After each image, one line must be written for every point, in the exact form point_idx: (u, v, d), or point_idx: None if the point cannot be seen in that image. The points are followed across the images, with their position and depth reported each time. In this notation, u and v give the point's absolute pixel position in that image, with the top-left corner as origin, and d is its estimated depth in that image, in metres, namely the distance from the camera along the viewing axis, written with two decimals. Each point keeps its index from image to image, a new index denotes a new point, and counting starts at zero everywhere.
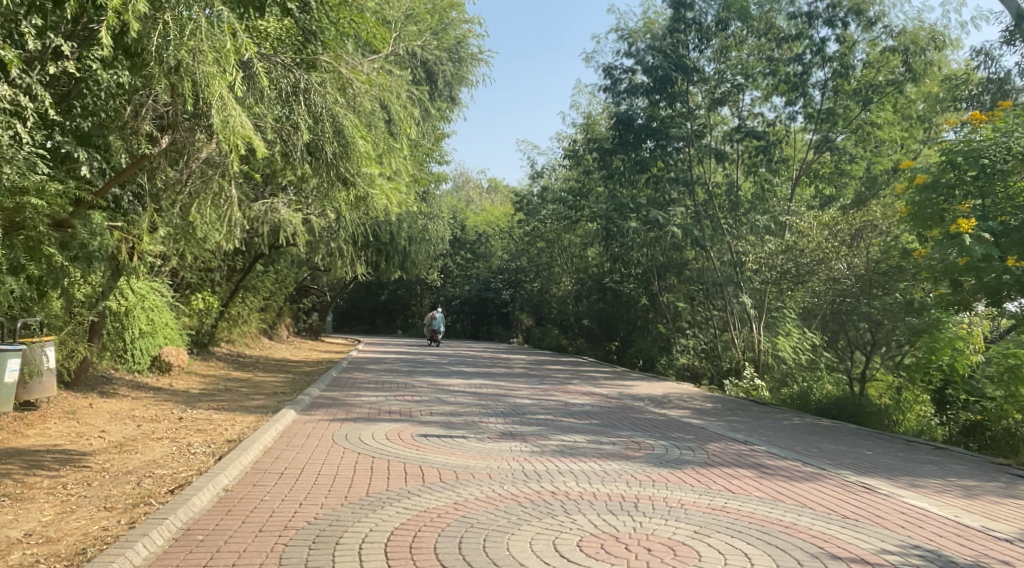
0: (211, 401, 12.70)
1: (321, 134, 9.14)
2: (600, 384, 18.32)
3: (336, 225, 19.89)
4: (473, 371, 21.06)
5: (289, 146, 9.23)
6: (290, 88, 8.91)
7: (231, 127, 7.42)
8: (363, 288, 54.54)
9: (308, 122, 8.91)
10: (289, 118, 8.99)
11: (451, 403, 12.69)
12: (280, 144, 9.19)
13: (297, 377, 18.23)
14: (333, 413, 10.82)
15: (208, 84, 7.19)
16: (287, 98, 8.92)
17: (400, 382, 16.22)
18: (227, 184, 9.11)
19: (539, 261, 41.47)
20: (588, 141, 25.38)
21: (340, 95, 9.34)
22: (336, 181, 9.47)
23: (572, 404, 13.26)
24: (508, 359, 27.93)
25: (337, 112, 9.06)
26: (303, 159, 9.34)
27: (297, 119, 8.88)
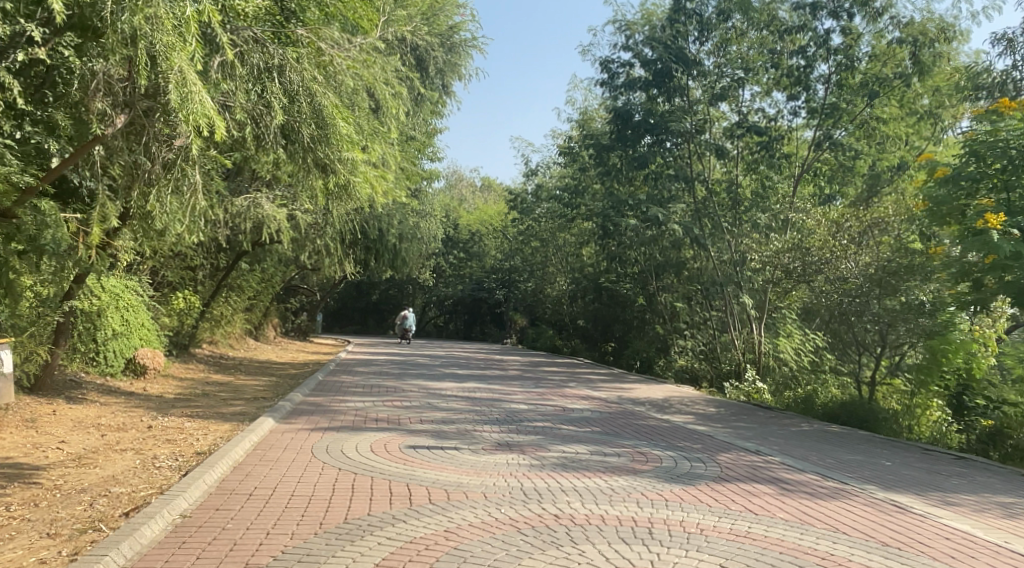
0: (186, 408, 11.96)
1: (297, 116, 8.43)
2: (597, 387, 17.66)
3: (322, 222, 19.16)
4: (465, 374, 20.37)
5: (260, 129, 8.49)
6: (263, 65, 8.29)
7: (190, 105, 6.85)
8: (354, 287, 53.82)
9: (282, 101, 8.26)
10: (261, 96, 8.34)
11: (441, 409, 11.98)
12: (251, 126, 8.48)
13: (282, 380, 17.50)
14: (315, 422, 10.10)
15: (166, 54, 6.72)
16: (259, 76, 8.31)
17: (389, 386, 15.51)
18: (192, 170, 8.19)
19: (533, 261, 40.80)
20: (583, 137, 24.79)
21: (319, 73, 8.67)
22: (313, 168, 8.67)
23: (570, 410, 12.58)
24: (501, 361, 27.26)
25: (314, 90, 8.33)
26: (277, 143, 8.57)
27: (269, 98, 8.24)
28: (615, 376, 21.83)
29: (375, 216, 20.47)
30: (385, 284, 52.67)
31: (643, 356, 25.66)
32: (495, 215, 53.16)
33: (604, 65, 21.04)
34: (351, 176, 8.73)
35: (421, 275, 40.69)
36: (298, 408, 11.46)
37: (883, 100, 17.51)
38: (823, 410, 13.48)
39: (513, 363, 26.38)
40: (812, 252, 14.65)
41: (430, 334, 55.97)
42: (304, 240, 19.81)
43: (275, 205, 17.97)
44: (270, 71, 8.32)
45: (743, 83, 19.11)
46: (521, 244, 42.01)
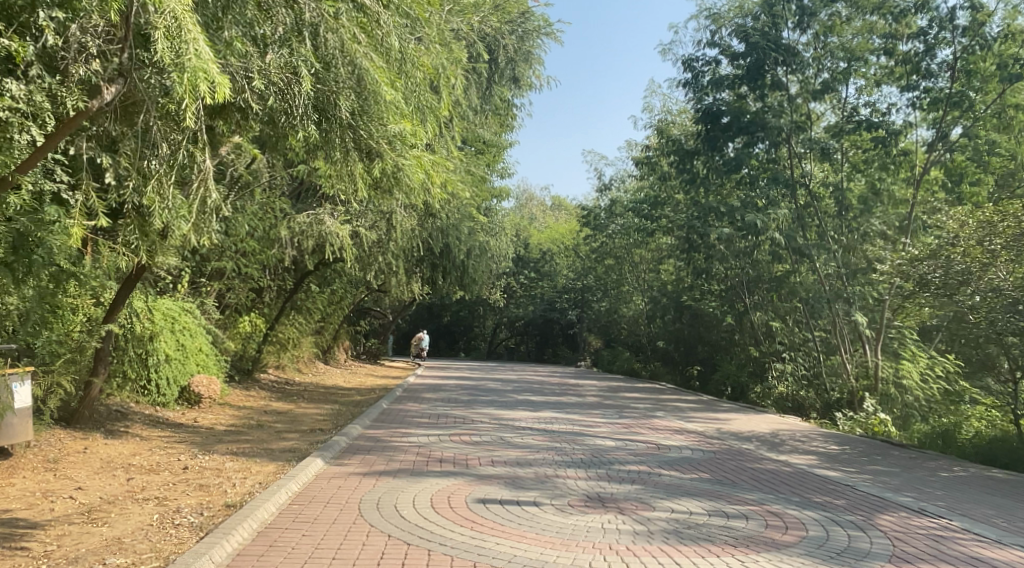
0: (234, 442, 10.69)
1: (334, 85, 7.71)
2: (690, 417, 15.79)
3: (387, 238, 17.97)
4: (542, 400, 18.77)
5: (288, 101, 7.72)
6: (291, 23, 7.60)
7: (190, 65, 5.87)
8: (425, 309, 52.93)
9: (313, 66, 7.48)
10: (289, 63, 7.59)
11: (518, 446, 10.40)
12: (275, 98, 7.71)
13: (346, 408, 16.28)
14: (372, 463, 8.66)
15: None
16: (288, 38, 7.62)
17: (459, 416, 14.05)
18: (199, 154, 7.56)
19: (608, 280, 39.06)
20: (665, 144, 23.17)
21: (362, 36, 7.90)
22: (351, 149, 7.92)
23: (667, 448, 10.84)
24: (578, 385, 25.54)
25: (354, 53, 7.63)
26: (309, 117, 7.74)
27: (298, 63, 7.43)
28: (707, 403, 19.86)
29: (447, 230, 19.29)
30: (456, 305, 51.60)
31: (735, 379, 23.55)
32: (566, 234, 51.62)
33: (687, 62, 19.39)
34: (399, 159, 7.95)
35: (493, 295, 39.40)
36: (353, 445, 10.03)
37: (1020, 85, 15.38)
38: (971, 449, 11.34)
39: (591, 388, 24.62)
40: (949, 261, 12.53)
41: (501, 356, 54.62)
42: (368, 260, 18.67)
43: (338, 221, 16.90)
44: (301, 30, 7.60)
45: (848, 75, 17.21)
46: (595, 263, 40.34)
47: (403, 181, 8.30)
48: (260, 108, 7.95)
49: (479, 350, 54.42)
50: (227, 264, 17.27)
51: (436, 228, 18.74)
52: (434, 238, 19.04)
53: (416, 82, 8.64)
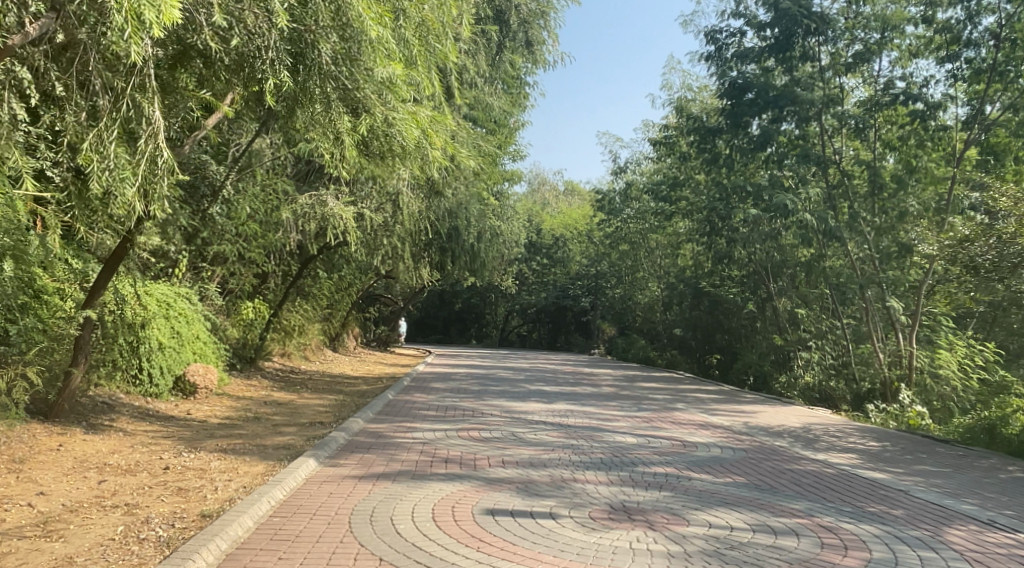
0: (226, 438, 9.89)
1: (314, 25, 7.66)
2: (713, 410, 14.92)
3: (394, 220, 17.16)
4: (556, 391, 17.96)
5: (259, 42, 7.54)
6: None
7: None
8: (436, 296, 52.23)
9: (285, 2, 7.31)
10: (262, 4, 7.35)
11: (532, 443, 9.55)
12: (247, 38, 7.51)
13: (351, 398, 15.56)
14: (371, 463, 7.84)
15: None
16: None
17: (469, 408, 13.26)
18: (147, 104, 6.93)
19: (622, 266, 38.16)
20: (687, 122, 22.27)
21: None
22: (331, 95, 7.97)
23: (694, 445, 9.97)
24: (593, 374, 24.71)
25: None
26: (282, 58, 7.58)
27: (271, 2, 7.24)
28: (729, 394, 19.00)
29: (459, 211, 18.52)
30: (467, 292, 50.83)
31: (757, 368, 22.68)
32: (580, 219, 50.68)
33: (709, 34, 18.39)
34: (387, 112, 8.29)
35: (504, 281, 38.62)
36: (352, 442, 9.23)
37: None
38: None
39: (606, 377, 23.79)
40: (1000, 244, 11.58)
41: (513, 344, 53.87)
42: (374, 244, 17.91)
43: (341, 202, 16.15)
44: None
45: (881, 47, 16.20)
46: (609, 248, 39.46)
47: (395, 136, 8.60)
48: (227, 50, 7.69)
49: (491, 338, 53.67)
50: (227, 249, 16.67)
51: (445, 209, 17.95)
52: (443, 221, 18.27)
53: (409, 19, 8.55)
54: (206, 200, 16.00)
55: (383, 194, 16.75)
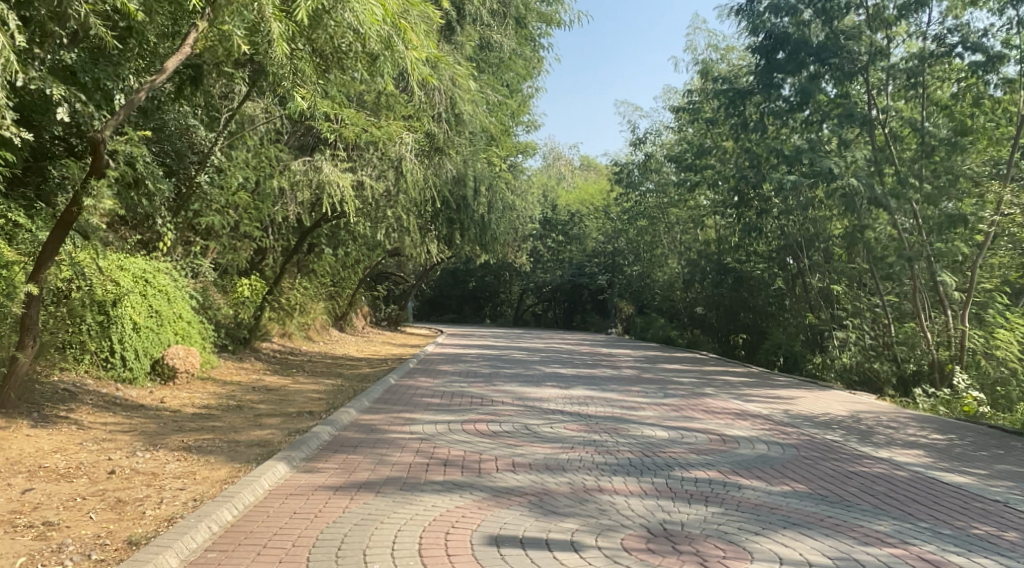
0: (197, 429, 8.58)
1: None
2: (747, 396, 13.55)
3: (396, 188, 15.83)
4: (574, 374, 16.67)
5: None
6: None
7: None
8: (449, 274, 50.95)
9: None
10: None
11: (548, 440, 8.25)
12: None
13: (351, 382, 14.35)
14: (356, 467, 6.54)
15: None
16: None
17: (478, 395, 12.00)
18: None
19: (641, 242, 36.77)
20: (715, 84, 20.75)
21: None
22: None
23: (736, 442, 8.62)
24: (612, 356, 23.38)
25: None
26: None
27: None
28: (761, 378, 17.62)
29: (473, 180, 17.24)
30: (481, 270, 49.55)
31: (787, 349, 21.33)
32: (596, 195, 49.18)
33: None
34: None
35: (518, 259, 37.32)
36: (339, 439, 7.93)
37: None
38: None
39: (626, 359, 22.46)
40: None
41: (528, 323, 52.64)
42: (377, 216, 16.64)
43: (338, 169, 14.94)
44: None
45: None
46: (627, 224, 38.03)
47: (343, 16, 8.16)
48: None
49: (504, 317, 52.51)
50: (215, 218, 15.51)
51: (453, 178, 16.65)
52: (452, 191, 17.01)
53: None
54: (194, 168, 14.89)
55: (386, 160, 15.46)
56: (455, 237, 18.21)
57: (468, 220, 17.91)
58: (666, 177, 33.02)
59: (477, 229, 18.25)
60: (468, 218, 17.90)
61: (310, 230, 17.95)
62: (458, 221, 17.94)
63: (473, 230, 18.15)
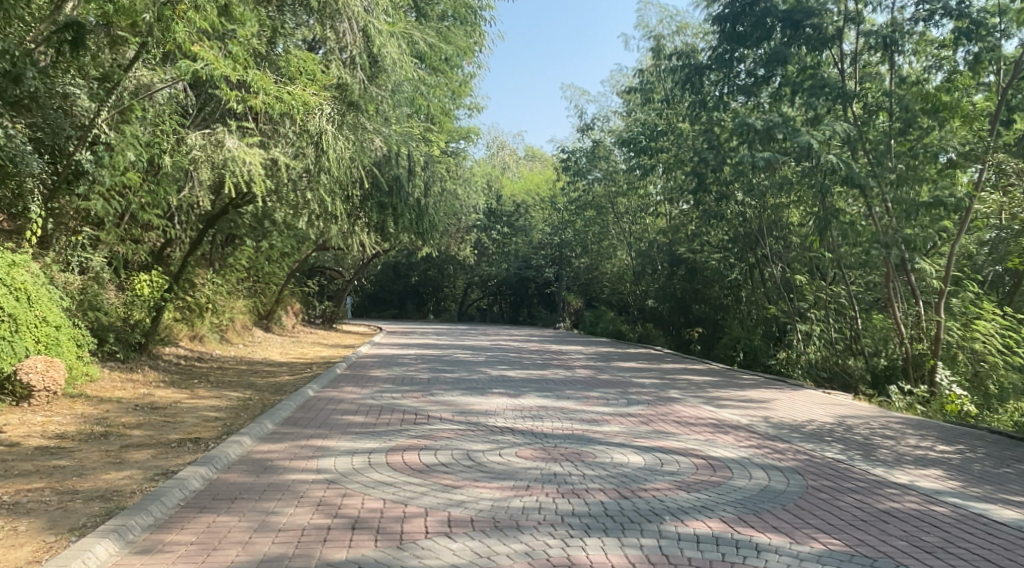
0: (28, 474, 6.47)
1: None
2: (717, 401, 11.99)
3: (314, 168, 13.73)
4: (523, 377, 14.91)
5: None
6: None
7: None
8: (390, 268, 48.80)
9: None
10: None
11: (493, 475, 6.41)
12: None
13: (263, 394, 12.32)
14: (223, 541, 4.62)
15: None
16: None
17: (411, 409, 10.11)
18: None
19: (588, 232, 35.31)
20: (674, 58, 19.23)
21: None
22: None
23: (727, 469, 6.93)
24: (563, 353, 21.74)
25: None
26: None
27: None
28: (726, 377, 16.16)
29: (405, 157, 14.95)
30: (423, 263, 47.53)
31: (747, 343, 20.04)
32: (542, 185, 47.66)
33: None
34: None
35: (462, 251, 35.44)
36: (215, 486, 5.96)
37: None
38: None
39: (576, 357, 20.83)
40: None
41: (473, 319, 50.85)
42: (296, 202, 14.59)
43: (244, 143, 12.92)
44: None
45: None
46: (574, 214, 36.57)
47: None
48: None
49: (449, 312, 50.66)
50: (98, 205, 13.46)
51: (383, 157, 14.66)
52: (379, 170, 14.72)
53: None
54: (71, 144, 13.01)
55: (304, 135, 13.45)
56: (386, 224, 15.62)
57: (401, 204, 15.29)
58: (614, 163, 31.60)
59: (411, 215, 15.58)
60: (401, 202, 15.29)
61: (216, 216, 15.77)
62: (389, 206, 15.30)
63: (407, 216, 15.49)
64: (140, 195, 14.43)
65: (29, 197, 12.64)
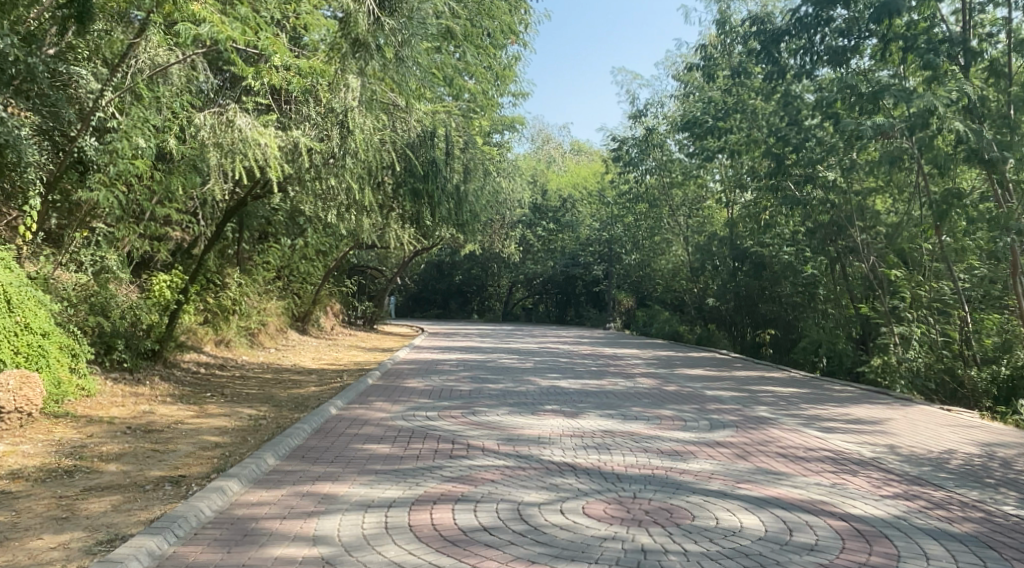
0: None
1: None
2: (816, 423, 9.95)
3: (339, 154, 11.94)
4: (578, 389, 13.03)
5: None
6: None
7: None
8: (434, 266, 47.33)
9: None
10: None
11: (559, 552, 4.54)
12: None
13: (281, 411, 10.66)
14: None
15: None
16: None
17: (449, 435, 8.31)
18: None
19: (643, 227, 33.23)
20: (746, 27, 17.15)
21: None
22: None
23: (883, 540, 4.96)
24: (619, 358, 19.79)
25: None
26: None
27: None
28: (814, 388, 14.03)
29: (442, 136, 12.83)
30: (467, 262, 45.90)
31: (829, 347, 17.98)
32: (590, 179, 45.70)
33: None
34: None
35: (507, 248, 33.65)
36: None
37: None
38: None
39: (635, 362, 18.86)
40: None
41: (518, 318, 49.05)
42: (320, 191, 12.95)
43: (258, 122, 11.30)
44: None
45: None
46: (626, 208, 34.55)
47: None
48: None
49: (494, 312, 48.96)
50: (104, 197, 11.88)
51: (416, 139, 12.50)
52: (411, 153, 12.43)
53: None
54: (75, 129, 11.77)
55: (329, 115, 11.85)
56: (424, 217, 12.91)
57: (437, 190, 12.64)
58: (668, 153, 29.54)
59: (450, 204, 12.91)
60: (437, 188, 12.64)
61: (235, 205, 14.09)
62: (425, 193, 12.66)
63: (445, 206, 12.85)
64: (151, 184, 13.01)
65: (30, 190, 11.28)
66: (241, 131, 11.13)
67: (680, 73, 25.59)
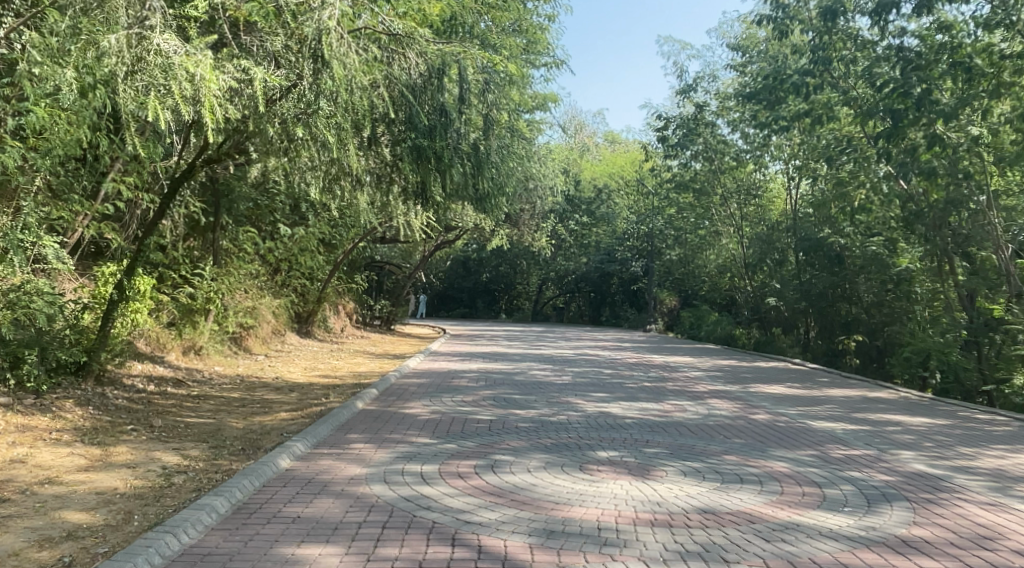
0: None
1: None
2: (1017, 490, 6.53)
3: (308, 93, 8.64)
4: (637, 418, 9.71)
5: None
6: None
7: None
8: (460, 263, 44.10)
9: None
10: None
11: None
12: None
13: (220, 455, 7.44)
14: None
15: None
16: None
17: (450, 523, 5.02)
18: None
19: (692, 217, 29.76)
20: None
21: None
22: None
23: None
24: (676, 369, 16.37)
25: None
26: None
27: None
28: (952, 418, 10.55)
29: (454, 73, 9.55)
30: (494, 258, 42.64)
31: (940, 359, 14.66)
32: (628, 168, 42.23)
33: None
34: None
35: (538, 241, 30.34)
36: None
37: None
38: None
39: (697, 375, 15.37)
40: None
41: (549, 318, 45.68)
42: (295, 151, 9.72)
43: (197, 46, 8.11)
44: None
45: None
46: (670, 197, 31.05)
47: None
48: None
49: (522, 311, 45.69)
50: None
51: (419, 79, 9.24)
52: (411, 95, 9.14)
53: None
54: None
55: (298, 42, 8.63)
56: (431, 188, 9.59)
57: (449, 148, 9.34)
58: (720, 135, 25.95)
59: (466, 166, 9.56)
60: (447, 146, 9.34)
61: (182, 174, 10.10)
62: (431, 153, 9.31)
63: (460, 169, 9.46)
64: (75, 145, 9.81)
65: None
66: (160, 54, 7.75)
67: (748, 42, 22.28)
